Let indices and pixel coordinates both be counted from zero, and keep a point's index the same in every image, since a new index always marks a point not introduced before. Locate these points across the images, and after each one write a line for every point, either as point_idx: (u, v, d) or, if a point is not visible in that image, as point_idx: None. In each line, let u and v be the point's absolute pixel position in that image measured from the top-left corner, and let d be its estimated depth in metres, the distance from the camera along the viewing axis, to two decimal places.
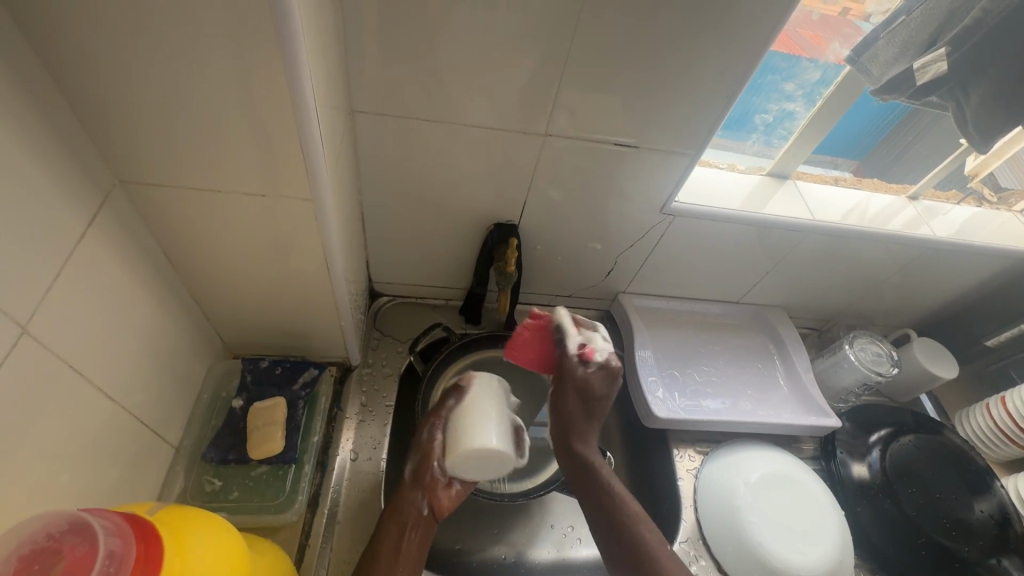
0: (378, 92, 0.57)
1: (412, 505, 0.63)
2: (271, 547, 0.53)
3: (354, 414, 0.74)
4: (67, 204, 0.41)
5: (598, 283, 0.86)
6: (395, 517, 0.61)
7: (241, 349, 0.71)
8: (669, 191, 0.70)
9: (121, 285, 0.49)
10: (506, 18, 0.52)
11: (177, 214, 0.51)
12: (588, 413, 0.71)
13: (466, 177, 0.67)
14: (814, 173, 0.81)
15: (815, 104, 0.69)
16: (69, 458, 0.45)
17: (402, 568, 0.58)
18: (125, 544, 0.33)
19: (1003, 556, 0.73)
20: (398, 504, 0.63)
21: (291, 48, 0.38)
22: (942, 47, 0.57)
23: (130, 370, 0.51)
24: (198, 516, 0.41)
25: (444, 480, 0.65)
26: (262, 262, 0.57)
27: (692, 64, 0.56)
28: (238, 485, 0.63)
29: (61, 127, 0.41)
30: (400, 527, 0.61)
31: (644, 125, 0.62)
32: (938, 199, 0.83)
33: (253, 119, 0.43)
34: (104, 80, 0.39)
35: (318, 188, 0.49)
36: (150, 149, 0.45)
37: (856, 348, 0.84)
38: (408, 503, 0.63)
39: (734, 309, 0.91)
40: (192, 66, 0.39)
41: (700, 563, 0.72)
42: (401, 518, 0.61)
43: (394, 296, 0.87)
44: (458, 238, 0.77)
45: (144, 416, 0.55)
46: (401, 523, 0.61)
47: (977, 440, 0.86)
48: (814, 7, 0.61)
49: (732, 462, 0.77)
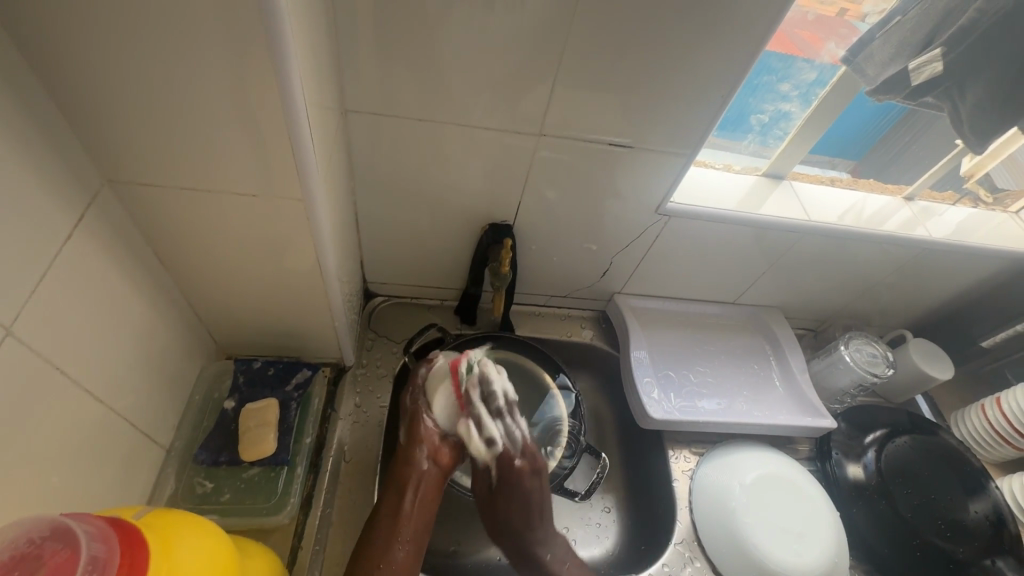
0: (371, 92, 0.57)
1: (412, 465, 0.64)
2: (262, 550, 0.52)
3: (348, 415, 0.74)
4: (54, 205, 0.41)
5: (594, 284, 0.86)
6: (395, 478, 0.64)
7: (234, 349, 0.71)
8: (664, 191, 0.69)
9: (110, 286, 0.48)
10: (499, 17, 0.51)
11: (167, 213, 0.50)
12: (525, 494, 0.66)
13: (461, 177, 0.67)
14: (810, 173, 0.81)
15: (811, 104, 0.69)
16: (57, 461, 0.44)
17: (403, 529, 0.61)
18: (108, 549, 0.33)
19: (998, 557, 0.73)
20: (400, 465, 0.65)
21: (280, 47, 0.38)
22: (936, 48, 0.57)
23: (119, 371, 0.51)
24: (185, 519, 0.40)
25: (440, 433, 0.67)
26: (254, 262, 0.57)
27: (687, 64, 0.56)
28: (230, 487, 0.63)
29: (49, 126, 0.40)
30: (401, 488, 0.63)
31: (639, 125, 0.62)
32: (934, 200, 0.83)
33: (242, 118, 0.42)
34: (91, 78, 0.39)
35: (310, 188, 0.48)
36: (140, 148, 0.44)
37: (852, 349, 0.83)
38: (408, 464, 0.65)
39: (730, 310, 0.91)
40: (181, 65, 0.39)
41: (695, 564, 0.72)
42: (399, 480, 0.64)
43: (389, 296, 0.86)
44: (452, 238, 0.76)
45: (134, 418, 0.55)
46: (400, 483, 0.63)
47: (973, 441, 0.86)
48: (811, 7, 0.61)
49: (727, 463, 0.77)
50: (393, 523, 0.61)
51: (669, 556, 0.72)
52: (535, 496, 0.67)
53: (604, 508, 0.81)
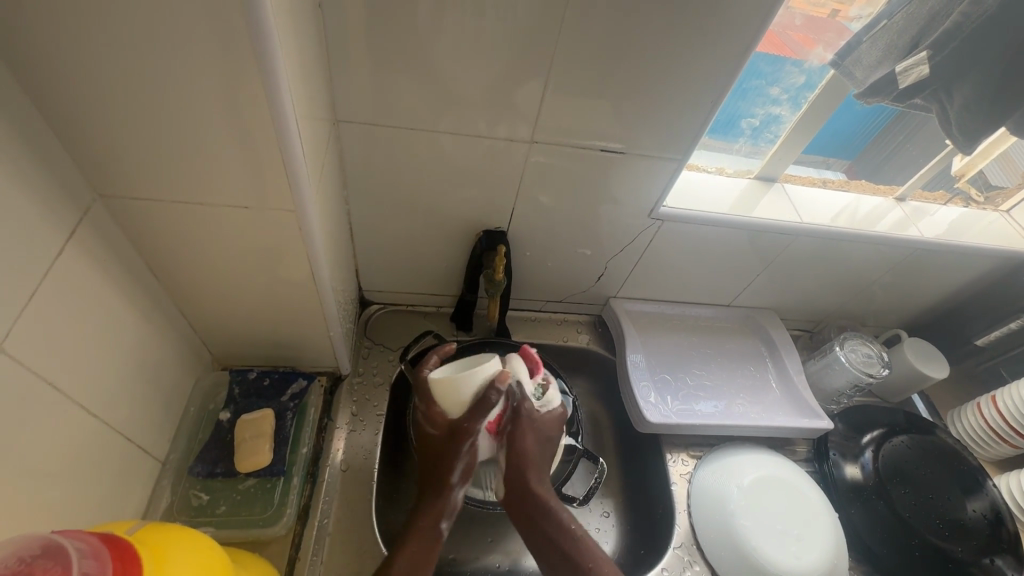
0: (363, 101, 0.57)
1: (452, 493, 0.63)
2: (256, 563, 0.52)
3: (344, 424, 0.73)
4: (45, 220, 0.41)
5: (589, 288, 0.86)
6: (430, 510, 0.62)
7: (229, 360, 0.71)
8: (656, 196, 0.70)
9: (102, 299, 0.48)
10: (490, 26, 0.52)
11: (161, 227, 0.51)
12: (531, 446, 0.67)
13: (454, 184, 0.67)
14: (803, 175, 0.81)
15: (801, 108, 0.70)
16: (53, 475, 0.44)
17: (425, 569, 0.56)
18: (100, 567, 0.33)
19: (996, 555, 0.73)
20: (434, 492, 0.63)
21: (268, 61, 0.38)
22: (922, 51, 0.57)
23: (112, 385, 0.51)
24: (176, 534, 0.40)
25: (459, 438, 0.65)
26: (248, 273, 0.57)
27: (676, 71, 0.57)
28: (226, 499, 0.63)
29: (39, 142, 0.40)
30: (436, 517, 0.61)
31: (629, 130, 0.62)
32: (926, 199, 0.84)
33: (234, 130, 0.43)
34: (82, 94, 0.39)
35: (302, 198, 0.49)
36: (132, 163, 0.44)
37: (846, 349, 0.84)
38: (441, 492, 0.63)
39: (726, 312, 0.91)
40: (170, 81, 0.39)
41: (694, 568, 0.72)
42: (434, 510, 0.62)
43: (384, 304, 0.86)
44: (446, 246, 0.76)
45: (129, 431, 0.55)
46: (437, 512, 0.62)
47: (970, 439, 0.86)
48: (800, 10, 0.61)
49: (725, 467, 0.77)
50: (425, 558, 0.58)
51: (668, 560, 0.72)
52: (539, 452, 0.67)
53: (603, 513, 0.81)
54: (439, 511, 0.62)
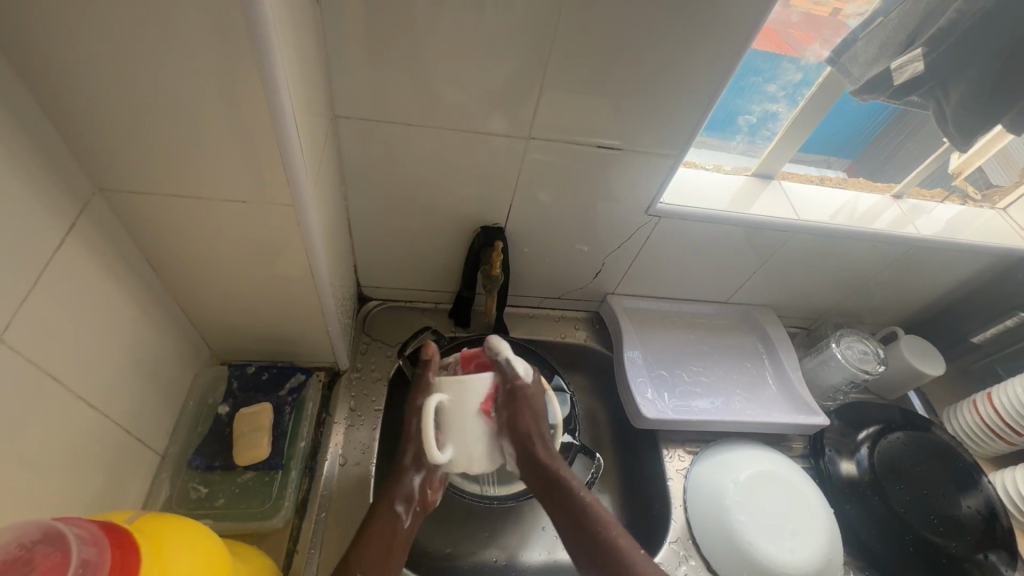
0: (361, 98, 0.58)
1: (405, 478, 0.63)
2: (255, 555, 0.53)
3: (342, 419, 0.74)
4: (44, 213, 0.41)
5: (587, 285, 0.87)
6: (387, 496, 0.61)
7: (228, 355, 0.71)
8: (653, 193, 0.70)
9: (102, 292, 0.49)
10: (488, 22, 0.52)
11: (159, 221, 0.51)
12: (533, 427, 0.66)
13: (452, 181, 0.68)
14: (800, 173, 0.81)
15: (798, 105, 0.70)
16: (53, 467, 0.45)
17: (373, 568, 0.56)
18: (100, 553, 0.33)
19: (991, 551, 0.74)
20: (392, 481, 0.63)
21: (268, 58, 0.39)
22: (917, 48, 0.57)
23: (110, 379, 0.51)
24: (176, 523, 0.41)
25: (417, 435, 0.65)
26: (247, 268, 0.57)
27: (672, 70, 0.57)
28: (225, 492, 0.63)
29: (38, 135, 0.40)
30: (391, 502, 0.61)
31: (628, 126, 0.63)
32: (923, 197, 0.84)
33: (232, 125, 0.43)
34: (82, 88, 0.39)
35: (300, 194, 0.49)
36: (132, 158, 0.45)
37: (843, 346, 0.84)
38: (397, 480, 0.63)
39: (722, 309, 0.92)
40: (170, 76, 0.39)
41: (689, 563, 0.72)
42: (388, 498, 0.61)
43: (383, 300, 0.87)
44: (445, 242, 0.77)
45: (128, 424, 0.55)
46: (392, 497, 0.61)
47: (965, 436, 0.86)
48: (799, 7, 0.61)
49: (721, 462, 0.78)
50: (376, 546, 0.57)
51: (664, 555, 0.73)
52: (538, 425, 0.66)
53: None
54: (393, 495, 0.61)
